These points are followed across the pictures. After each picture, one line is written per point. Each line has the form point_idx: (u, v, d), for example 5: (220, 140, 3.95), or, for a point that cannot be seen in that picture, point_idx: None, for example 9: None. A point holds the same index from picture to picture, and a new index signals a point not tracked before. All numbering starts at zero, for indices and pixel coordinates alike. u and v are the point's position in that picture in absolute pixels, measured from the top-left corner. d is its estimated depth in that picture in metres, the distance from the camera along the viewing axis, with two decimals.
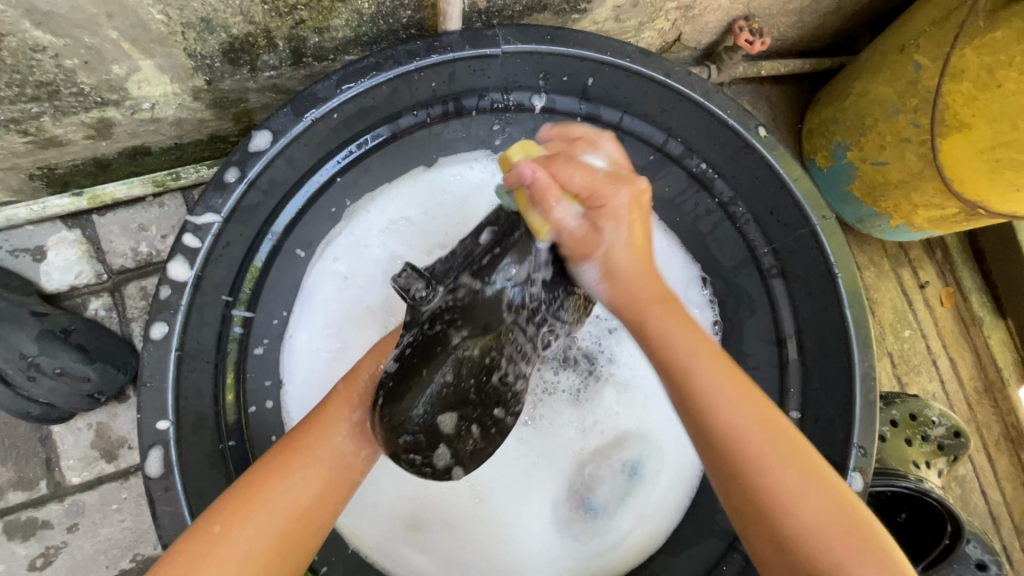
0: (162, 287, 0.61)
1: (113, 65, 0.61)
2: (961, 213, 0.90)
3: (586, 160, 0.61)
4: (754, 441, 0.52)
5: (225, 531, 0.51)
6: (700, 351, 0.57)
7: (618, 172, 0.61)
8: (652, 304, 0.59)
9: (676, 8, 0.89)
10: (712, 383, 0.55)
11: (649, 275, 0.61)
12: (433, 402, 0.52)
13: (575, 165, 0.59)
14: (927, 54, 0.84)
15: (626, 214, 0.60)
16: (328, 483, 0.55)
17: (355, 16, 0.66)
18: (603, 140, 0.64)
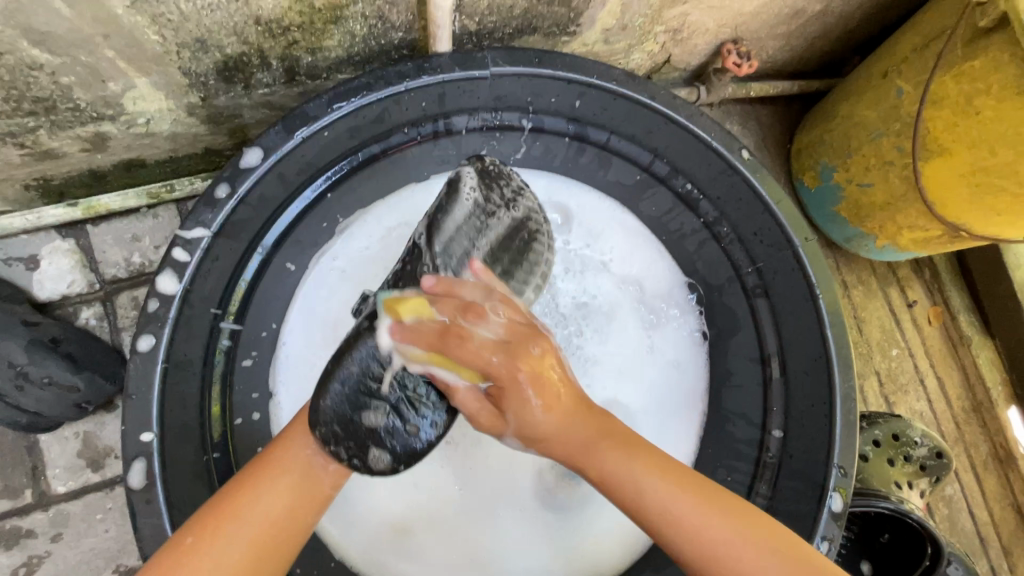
0: (150, 300, 0.63)
1: (109, 82, 0.63)
2: (945, 235, 0.91)
3: (477, 336, 0.54)
4: (706, 537, 0.53)
5: (196, 543, 0.52)
6: (653, 480, 0.56)
7: (512, 344, 0.55)
8: (585, 453, 0.58)
9: (664, 32, 0.91)
10: (655, 496, 0.55)
11: (577, 417, 0.58)
12: (346, 398, 0.57)
13: (467, 341, 0.53)
14: (908, 79, 0.86)
15: (536, 361, 0.56)
16: (300, 496, 0.56)
17: (348, 38, 0.68)
18: (487, 313, 0.55)
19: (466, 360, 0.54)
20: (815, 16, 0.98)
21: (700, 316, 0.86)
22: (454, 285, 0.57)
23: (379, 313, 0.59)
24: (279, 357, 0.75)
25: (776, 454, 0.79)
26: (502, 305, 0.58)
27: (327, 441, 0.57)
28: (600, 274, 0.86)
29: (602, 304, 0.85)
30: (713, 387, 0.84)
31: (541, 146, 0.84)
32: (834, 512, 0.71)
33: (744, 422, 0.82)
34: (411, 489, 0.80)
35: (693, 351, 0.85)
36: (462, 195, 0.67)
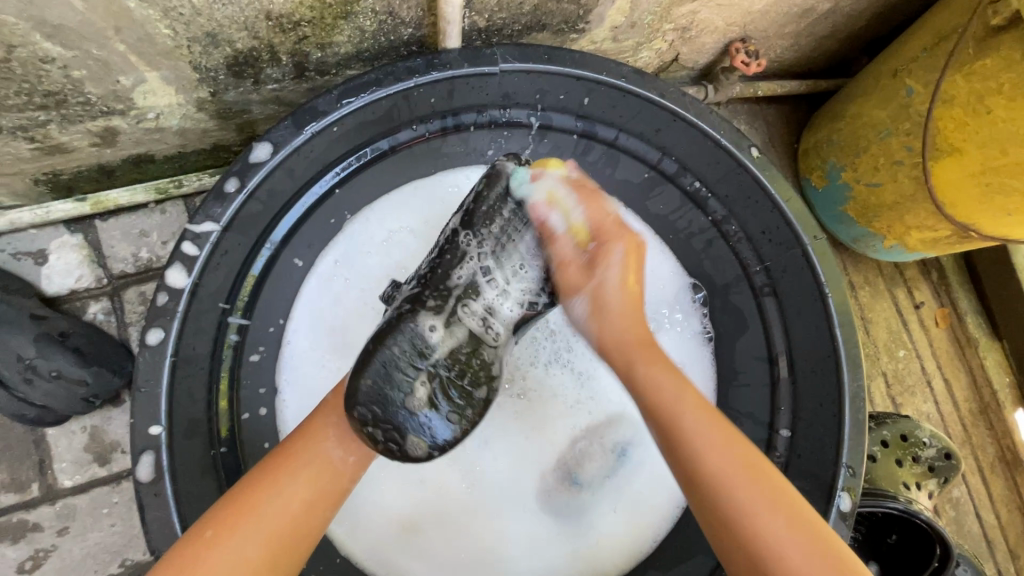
0: (160, 293, 0.63)
1: (120, 76, 0.63)
2: (953, 235, 0.90)
3: (594, 211, 0.68)
4: (715, 460, 0.55)
5: (216, 536, 0.52)
6: (695, 413, 0.58)
7: (609, 227, 0.67)
8: (631, 347, 0.64)
9: (672, 30, 0.90)
10: (691, 422, 0.57)
11: (638, 311, 0.67)
12: (387, 378, 0.56)
13: (598, 202, 0.68)
14: (918, 78, 0.86)
15: (628, 250, 0.67)
16: (319, 487, 0.56)
17: (357, 33, 0.68)
18: (604, 203, 0.68)
19: (590, 210, 0.68)
20: (824, 15, 0.97)
21: (705, 317, 0.88)
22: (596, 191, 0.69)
23: (417, 297, 0.63)
24: (283, 356, 0.76)
25: (784, 454, 0.79)
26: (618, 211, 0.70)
27: (368, 420, 0.56)
28: None
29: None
30: (720, 385, 0.85)
31: (548, 145, 0.83)
32: (843, 512, 0.70)
33: (751, 421, 0.82)
34: (417, 487, 0.79)
35: (698, 352, 0.87)
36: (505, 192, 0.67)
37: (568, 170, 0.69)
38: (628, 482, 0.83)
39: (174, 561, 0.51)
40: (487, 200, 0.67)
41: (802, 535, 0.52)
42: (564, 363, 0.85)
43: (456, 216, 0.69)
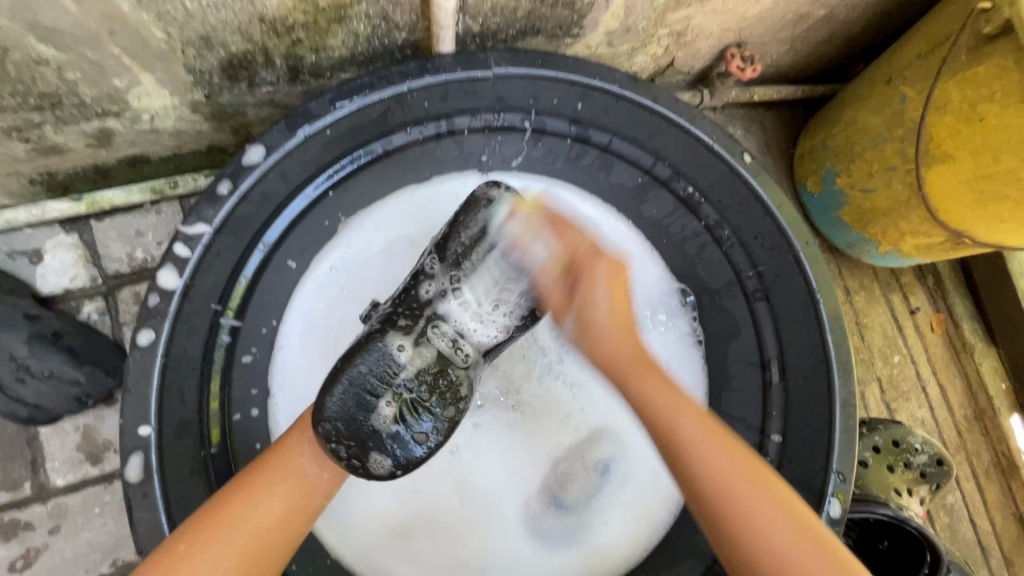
0: (151, 294, 0.64)
1: (114, 78, 0.63)
2: (947, 241, 0.91)
3: (569, 239, 0.66)
4: (702, 446, 0.57)
5: (190, 548, 0.52)
6: (690, 421, 0.59)
7: (603, 251, 0.66)
8: (628, 371, 0.63)
9: (668, 35, 0.91)
10: (667, 402, 0.60)
11: (633, 341, 0.65)
12: (351, 398, 0.58)
13: (570, 234, 0.66)
14: (912, 85, 0.86)
15: (614, 280, 0.65)
16: (294, 502, 0.57)
17: (351, 37, 0.68)
18: (575, 229, 0.66)
19: (565, 240, 0.66)
20: (819, 21, 0.98)
21: (694, 320, 0.87)
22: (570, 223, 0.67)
23: (387, 317, 0.64)
24: (276, 358, 0.75)
25: (775, 459, 0.78)
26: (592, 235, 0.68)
27: (331, 440, 0.58)
28: None
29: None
30: (713, 390, 0.85)
31: (542, 148, 0.83)
32: (833, 517, 0.71)
33: (743, 426, 0.82)
34: (405, 495, 0.79)
35: (686, 355, 0.87)
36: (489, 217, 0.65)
37: (541, 207, 0.68)
38: (617, 493, 0.83)
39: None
40: (465, 225, 0.66)
41: (804, 543, 0.53)
42: (556, 374, 0.85)
43: (436, 237, 0.69)
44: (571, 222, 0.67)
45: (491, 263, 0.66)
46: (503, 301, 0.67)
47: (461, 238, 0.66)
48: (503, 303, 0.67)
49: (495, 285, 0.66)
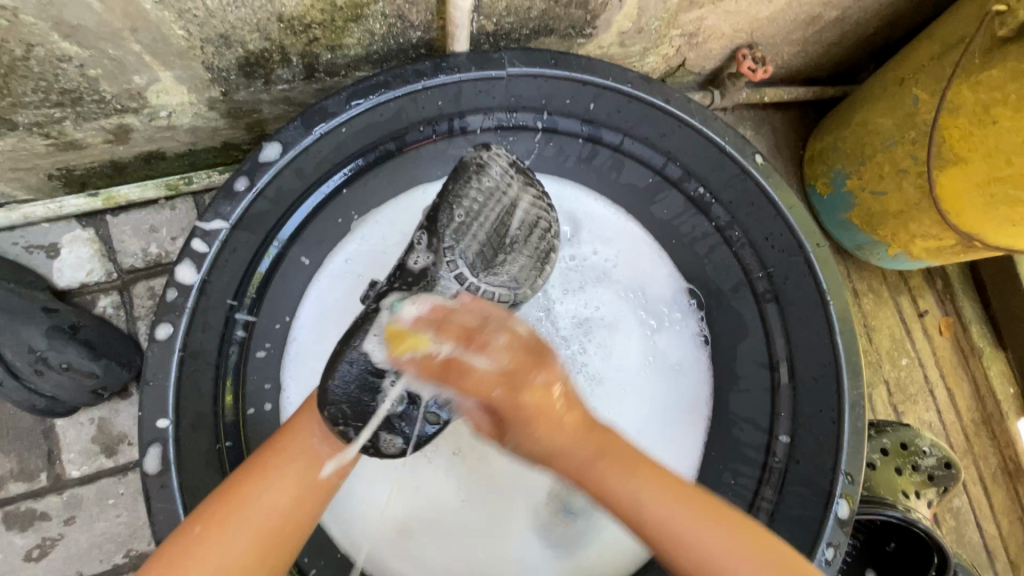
0: (168, 289, 0.64)
1: (134, 75, 0.64)
2: (958, 245, 0.91)
3: (474, 368, 0.49)
4: (678, 530, 0.52)
5: (206, 531, 0.53)
6: (671, 505, 0.53)
7: (511, 377, 0.49)
8: (588, 470, 0.53)
9: (680, 35, 0.91)
10: (635, 494, 0.52)
11: (585, 436, 0.53)
12: (358, 383, 0.57)
13: (466, 373, 0.50)
14: (925, 87, 0.86)
15: (541, 394, 0.50)
16: (307, 483, 0.58)
17: (367, 36, 0.69)
18: (494, 338, 0.50)
19: (469, 391, 0.50)
20: (832, 22, 0.98)
21: (701, 320, 0.88)
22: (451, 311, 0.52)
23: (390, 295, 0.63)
24: (290, 349, 0.77)
25: (783, 458, 0.79)
26: (503, 324, 0.51)
27: (342, 423, 0.58)
28: (601, 288, 0.87)
29: (606, 318, 0.87)
30: (720, 390, 0.86)
31: (554, 147, 0.85)
32: (840, 519, 0.70)
33: (751, 426, 0.83)
34: (414, 491, 0.80)
35: (693, 355, 0.88)
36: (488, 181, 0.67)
37: (427, 330, 0.53)
38: None
39: (162, 558, 0.52)
40: (456, 194, 0.66)
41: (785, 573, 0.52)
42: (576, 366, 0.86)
43: (426, 213, 0.68)
44: (483, 318, 0.51)
45: (479, 230, 0.67)
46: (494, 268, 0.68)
47: (453, 212, 0.66)
48: (496, 272, 0.69)
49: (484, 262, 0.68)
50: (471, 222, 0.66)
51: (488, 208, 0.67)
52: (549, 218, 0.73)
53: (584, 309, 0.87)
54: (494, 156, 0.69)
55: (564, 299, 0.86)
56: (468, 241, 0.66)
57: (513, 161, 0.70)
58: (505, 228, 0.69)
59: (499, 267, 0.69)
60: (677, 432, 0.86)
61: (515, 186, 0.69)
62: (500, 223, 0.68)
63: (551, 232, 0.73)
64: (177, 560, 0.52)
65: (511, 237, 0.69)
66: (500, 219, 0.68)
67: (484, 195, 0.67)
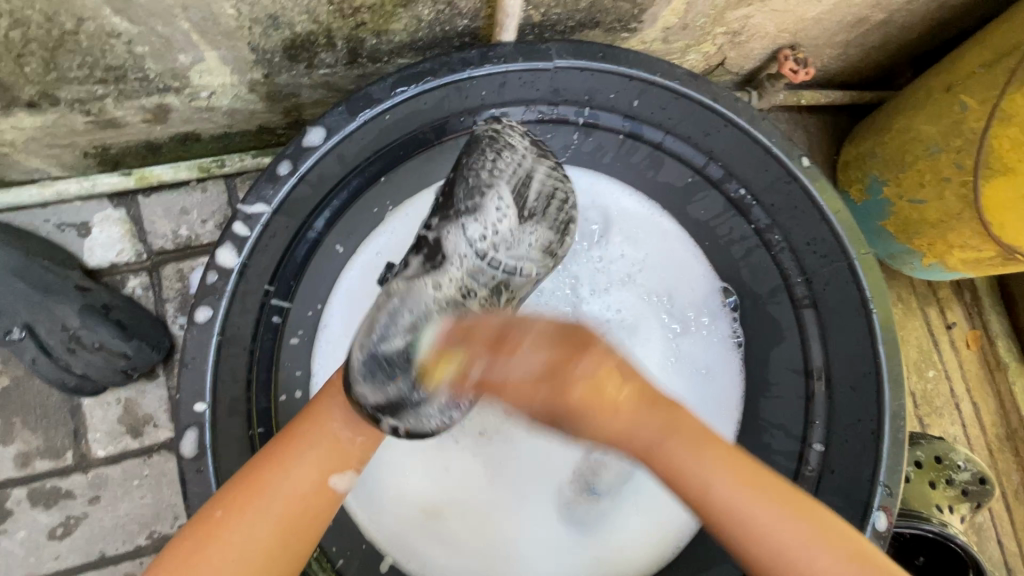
0: (209, 272, 0.64)
1: (179, 54, 0.63)
2: (998, 257, 0.88)
3: (506, 373, 0.46)
4: (744, 511, 0.48)
5: (227, 516, 0.51)
6: (732, 480, 0.49)
7: (551, 370, 0.45)
8: (653, 454, 0.49)
9: (723, 33, 0.89)
10: (700, 474, 0.49)
11: (643, 414, 0.49)
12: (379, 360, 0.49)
13: (499, 373, 0.46)
14: (974, 95, 0.84)
15: (585, 385, 0.46)
16: (327, 471, 0.54)
17: (414, 22, 0.68)
18: (520, 335, 0.46)
19: (511, 396, 0.47)
20: (877, 25, 0.96)
21: (734, 320, 0.88)
22: (472, 324, 0.49)
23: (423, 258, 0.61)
24: (320, 338, 0.78)
25: (817, 468, 0.78)
26: (531, 319, 0.48)
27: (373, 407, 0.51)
28: (626, 290, 0.88)
29: (628, 320, 0.88)
30: (752, 394, 0.86)
31: (592, 142, 0.84)
32: (878, 530, 0.69)
33: (784, 434, 0.82)
34: (439, 475, 0.80)
35: (724, 357, 0.88)
36: (510, 146, 0.66)
37: (448, 348, 0.48)
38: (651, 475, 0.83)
39: (181, 544, 0.50)
40: (471, 166, 0.64)
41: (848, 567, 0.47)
42: None
43: (443, 188, 0.67)
44: (503, 326, 0.47)
45: (504, 202, 0.64)
46: (515, 244, 0.65)
47: (465, 183, 0.64)
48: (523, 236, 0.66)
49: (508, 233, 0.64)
50: (494, 183, 0.64)
51: (502, 179, 0.64)
52: (566, 188, 0.69)
53: (606, 310, 0.87)
54: (506, 127, 0.67)
55: (590, 298, 0.87)
56: (493, 211, 0.64)
57: (526, 135, 0.68)
58: (523, 199, 0.65)
59: (528, 229, 0.66)
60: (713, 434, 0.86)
61: (530, 157, 0.66)
62: (519, 192, 0.65)
63: (569, 203, 0.70)
64: (200, 544, 0.50)
65: (525, 211, 0.66)
66: (519, 187, 0.65)
67: (498, 172, 0.64)
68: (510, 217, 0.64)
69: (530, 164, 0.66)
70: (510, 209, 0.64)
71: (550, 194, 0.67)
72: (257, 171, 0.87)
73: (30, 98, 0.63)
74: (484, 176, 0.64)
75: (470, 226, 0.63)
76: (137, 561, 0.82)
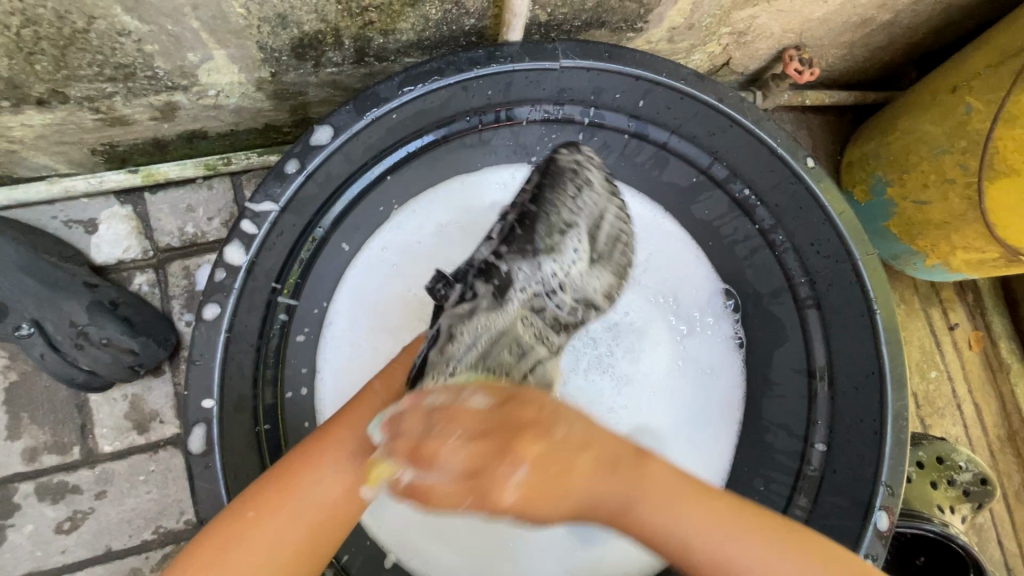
0: (217, 270, 0.64)
1: (188, 52, 0.64)
2: (1002, 258, 0.88)
3: (433, 488, 0.42)
4: (726, 554, 0.48)
5: (258, 517, 0.51)
6: (705, 528, 0.48)
7: (482, 470, 0.42)
8: (621, 516, 0.47)
9: (729, 33, 0.89)
10: (669, 525, 0.48)
11: (603, 480, 0.47)
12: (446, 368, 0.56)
13: (430, 492, 0.43)
14: (980, 97, 0.84)
15: (527, 484, 0.43)
16: (359, 477, 0.54)
17: (421, 21, 0.68)
18: (462, 411, 0.45)
19: (443, 507, 0.43)
20: (883, 26, 0.96)
21: (736, 323, 0.88)
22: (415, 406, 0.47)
23: (485, 271, 0.65)
24: (327, 334, 0.78)
25: (819, 467, 0.78)
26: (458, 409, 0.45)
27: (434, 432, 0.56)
28: (633, 291, 0.87)
29: (635, 323, 0.86)
30: (754, 395, 0.86)
31: (597, 142, 0.83)
32: (879, 531, 0.69)
33: (785, 433, 0.82)
34: None
35: (727, 358, 0.88)
36: (580, 189, 0.69)
37: (386, 451, 0.45)
38: None
39: (211, 539, 0.51)
40: (551, 199, 0.68)
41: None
42: (605, 366, 0.86)
43: (515, 213, 0.68)
44: (430, 422, 0.44)
45: (580, 244, 0.68)
46: (583, 287, 0.68)
47: (548, 218, 0.67)
48: (590, 279, 0.69)
49: (581, 279, 0.68)
50: (574, 224, 0.67)
51: (580, 220, 0.68)
52: (630, 229, 0.74)
53: (614, 314, 0.86)
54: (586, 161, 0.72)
55: None
56: (570, 252, 0.67)
57: (602, 171, 0.72)
58: (595, 241, 0.69)
59: (597, 272, 0.69)
60: (717, 435, 0.86)
61: (603, 196, 0.71)
62: (593, 232, 0.69)
63: (629, 247, 0.73)
64: (229, 542, 0.51)
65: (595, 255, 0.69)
66: (592, 229, 0.69)
67: (576, 212, 0.68)
68: (583, 259, 0.68)
69: (602, 202, 0.70)
70: (585, 252, 0.68)
71: (614, 236, 0.71)
72: (263, 169, 0.88)
73: (39, 95, 0.64)
74: (568, 216, 0.67)
75: (547, 261, 0.66)
76: (143, 556, 0.83)
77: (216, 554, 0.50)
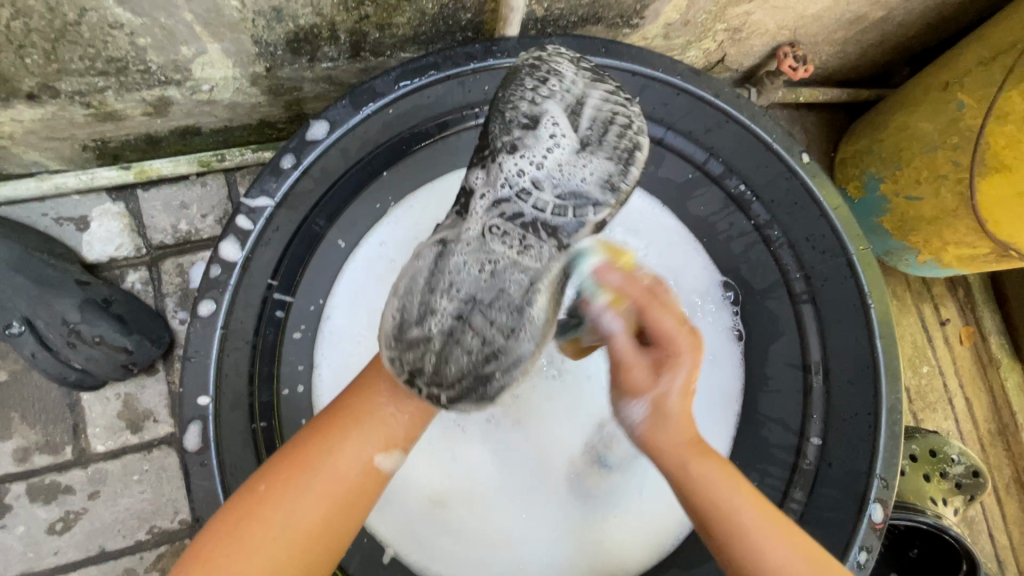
0: (212, 266, 0.64)
1: (182, 46, 0.63)
2: (992, 253, 0.89)
3: (672, 303, 0.55)
4: (741, 511, 0.54)
5: (269, 491, 0.52)
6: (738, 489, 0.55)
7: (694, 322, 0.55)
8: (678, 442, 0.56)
9: (724, 30, 0.89)
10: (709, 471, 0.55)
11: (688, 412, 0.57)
12: (415, 319, 0.50)
13: (669, 303, 0.55)
14: (971, 93, 0.85)
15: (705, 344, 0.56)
16: (376, 448, 0.55)
17: (418, 15, 0.67)
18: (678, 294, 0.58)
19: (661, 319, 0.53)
20: (875, 23, 0.96)
21: (735, 315, 0.87)
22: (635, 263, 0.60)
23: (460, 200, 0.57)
24: (323, 329, 0.77)
25: (814, 461, 0.79)
26: None
27: (405, 367, 0.51)
28: None
29: None
30: (748, 390, 0.86)
31: None
32: (874, 522, 0.70)
33: (781, 428, 0.82)
34: (447, 463, 0.80)
35: (726, 346, 0.87)
36: (542, 79, 0.56)
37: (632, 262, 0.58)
38: None
39: (225, 522, 0.52)
40: (508, 98, 0.55)
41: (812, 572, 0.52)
42: None
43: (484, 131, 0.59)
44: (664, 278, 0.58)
45: (554, 129, 0.54)
46: (567, 180, 0.53)
47: (508, 117, 0.54)
48: (579, 164, 0.54)
49: (563, 167, 0.53)
50: (539, 109, 0.54)
51: (549, 106, 0.55)
52: (631, 114, 0.56)
53: None
54: (551, 55, 0.59)
55: None
56: (543, 141, 0.54)
57: (578, 60, 0.59)
58: (575, 125, 0.54)
59: (584, 158, 0.54)
60: (710, 422, 0.86)
61: (579, 84, 0.56)
62: (569, 116, 0.54)
63: (633, 128, 0.55)
64: (239, 523, 0.51)
65: (579, 138, 0.54)
66: (567, 115, 0.55)
67: (546, 98, 0.55)
68: (561, 145, 0.54)
69: (574, 85, 0.56)
70: (568, 134, 0.54)
71: (598, 121, 0.55)
72: (257, 165, 0.87)
73: (29, 89, 0.63)
74: (526, 106, 0.54)
75: (514, 159, 0.54)
76: (137, 557, 0.82)
77: (230, 532, 0.51)
